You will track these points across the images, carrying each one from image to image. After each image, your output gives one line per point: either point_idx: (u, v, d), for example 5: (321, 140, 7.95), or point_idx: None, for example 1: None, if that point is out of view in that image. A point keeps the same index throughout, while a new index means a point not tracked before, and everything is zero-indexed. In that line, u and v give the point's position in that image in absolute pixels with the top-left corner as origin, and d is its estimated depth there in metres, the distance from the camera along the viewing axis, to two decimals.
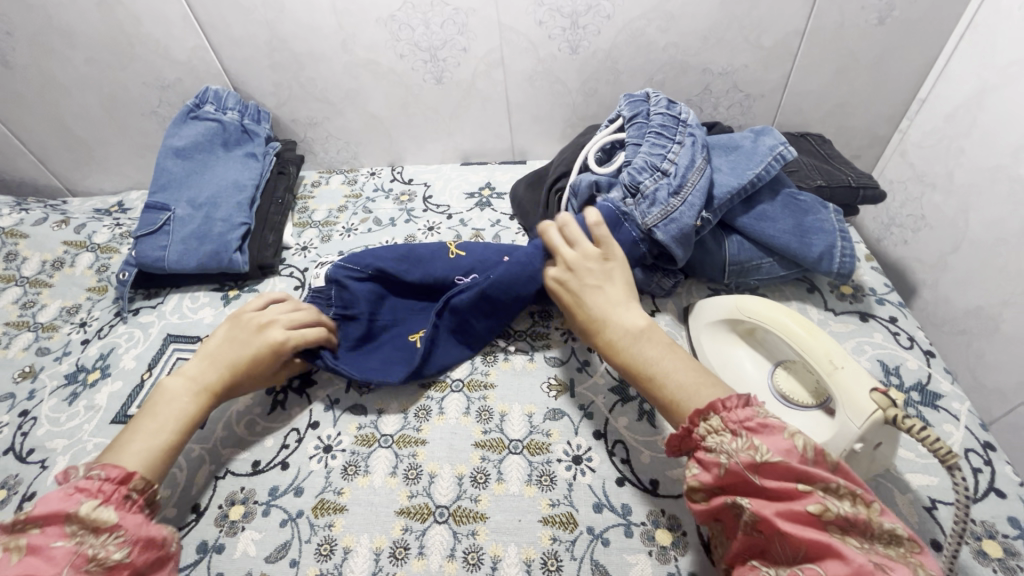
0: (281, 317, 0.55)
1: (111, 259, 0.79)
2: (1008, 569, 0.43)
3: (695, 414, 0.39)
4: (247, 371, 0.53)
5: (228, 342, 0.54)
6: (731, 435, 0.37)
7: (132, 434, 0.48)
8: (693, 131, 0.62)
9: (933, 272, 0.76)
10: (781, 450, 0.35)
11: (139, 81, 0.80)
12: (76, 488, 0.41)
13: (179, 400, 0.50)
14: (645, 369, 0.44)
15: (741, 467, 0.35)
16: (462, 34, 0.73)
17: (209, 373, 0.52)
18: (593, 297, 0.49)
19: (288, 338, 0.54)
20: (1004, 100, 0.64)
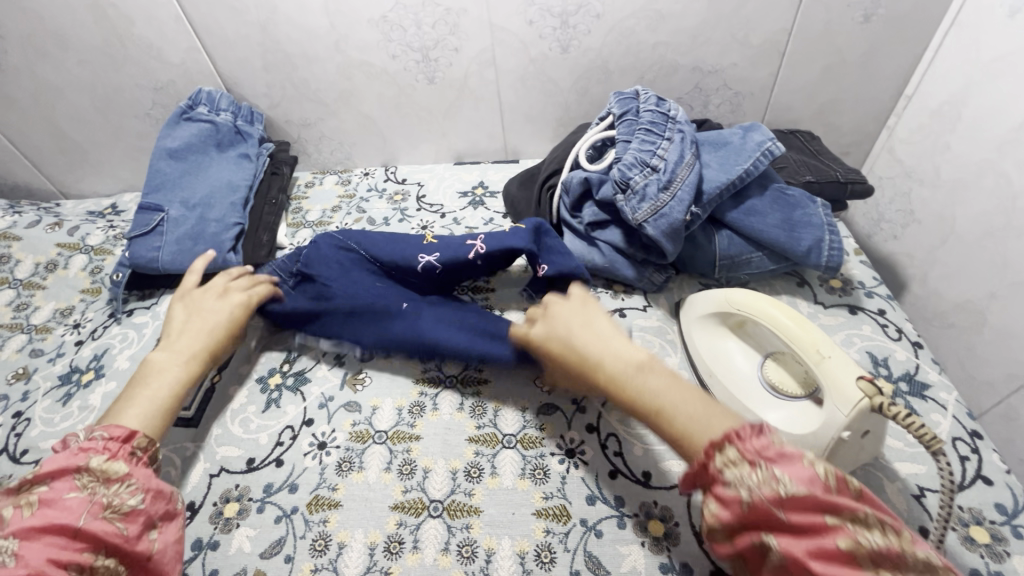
0: (233, 284, 0.62)
1: (105, 261, 0.79)
2: (996, 554, 0.44)
3: (711, 448, 0.35)
4: (228, 329, 0.57)
5: (193, 313, 0.58)
6: (749, 467, 0.32)
7: (128, 402, 0.48)
8: (682, 128, 0.63)
9: (922, 266, 0.77)
10: (805, 480, 0.31)
11: (132, 83, 0.80)
12: (81, 446, 0.42)
13: (171, 366, 0.52)
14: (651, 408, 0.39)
15: (765, 503, 0.31)
16: (453, 34, 0.73)
17: (191, 339, 0.55)
18: (582, 338, 0.45)
19: (250, 296, 0.61)
20: (988, 95, 0.65)
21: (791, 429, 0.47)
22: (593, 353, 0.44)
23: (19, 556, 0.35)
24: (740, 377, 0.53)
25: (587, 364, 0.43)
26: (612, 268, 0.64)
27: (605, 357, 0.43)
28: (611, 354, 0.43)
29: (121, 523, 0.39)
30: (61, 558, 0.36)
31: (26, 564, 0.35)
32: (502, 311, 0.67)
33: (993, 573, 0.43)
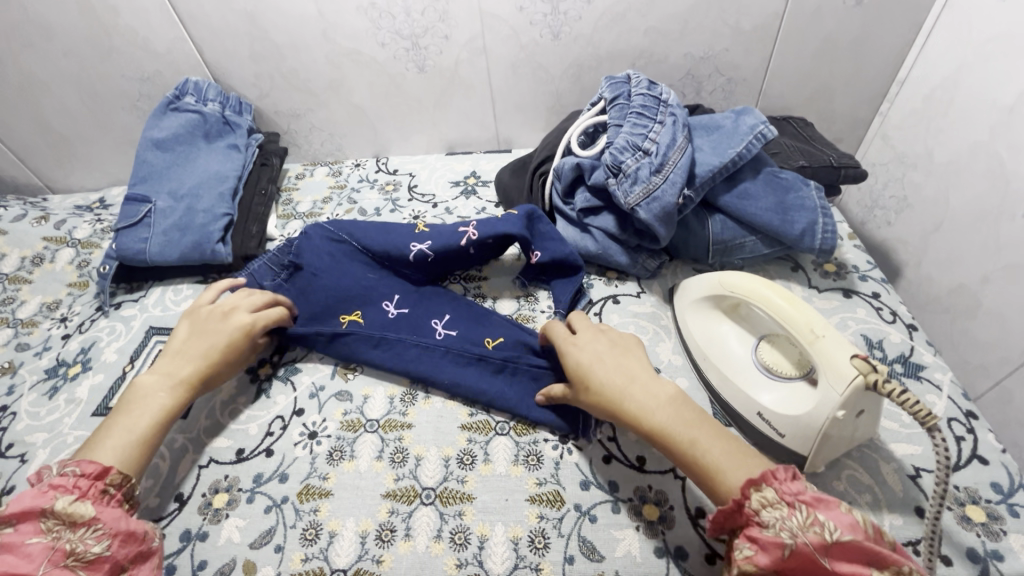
0: (241, 303, 0.58)
1: (92, 255, 0.78)
2: (992, 533, 0.43)
3: (746, 485, 0.37)
4: (224, 357, 0.54)
5: (194, 335, 0.55)
6: (788, 509, 0.35)
7: (108, 430, 0.48)
8: (674, 111, 0.62)
9: (917, 251, 0.77)
10: (847, 526, 0.33)
11: (118, 74, 0.79)
12: (50, 485, 0.42)
13: (155, 395, 0.50)
14: (682, 446, 0.41)
15: (810, 549, 0.33)
16: (443, 22, 0.72)
17: (184, 367, 0.52)
18: (606, 367, 0.47)
19: (255, 320, 0.56)
20: (981, 77, 0.65)
21: (786, 410, 0.47)
22: (617, 385, 0.45)
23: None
24: (735, 359, 0.53)
25: (618, 396, 0.45)
26: (605, 254, 0.64)
27: (632, 390, 0.45)
28: (639, 387, 0.45)
29: (82, 572, 0.40)
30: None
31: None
32: (495, 299, 0.66)
33: (990, 551, 0.43)
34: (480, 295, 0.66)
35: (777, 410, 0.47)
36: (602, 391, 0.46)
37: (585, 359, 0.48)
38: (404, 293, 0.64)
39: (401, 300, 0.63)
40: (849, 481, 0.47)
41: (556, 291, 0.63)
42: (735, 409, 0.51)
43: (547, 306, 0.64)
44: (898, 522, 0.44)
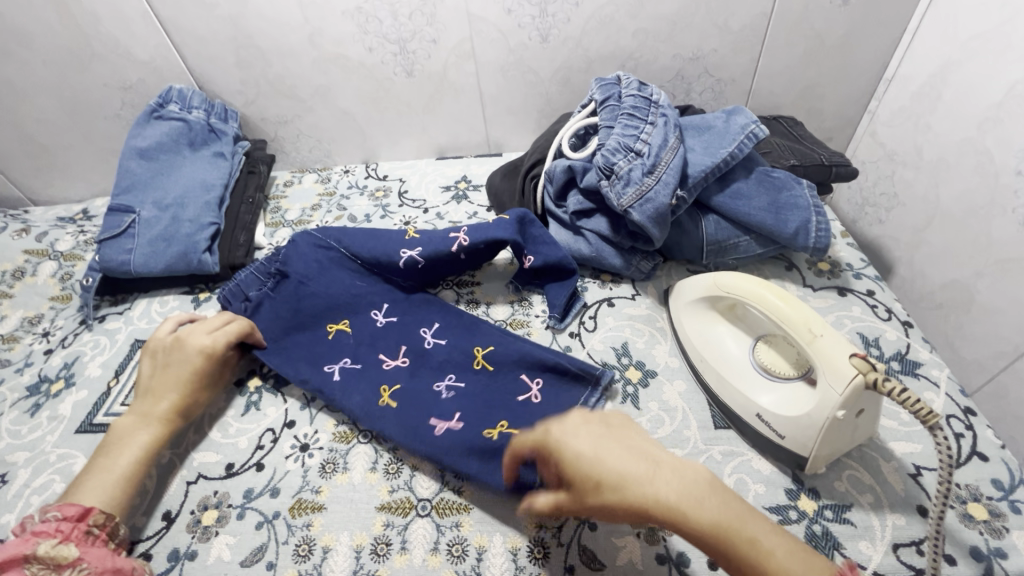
0: (198, 328, 0.57)
1: (75, 267, 0.76)
2: (994, 530, 0.43)
3: None
4: (194, 384, 0.54)
5: (159, 369, 0.55)
6: None
7: (91, 474, 0.48)
8: (665, 112, 0.62)
9: (908, 249, 0.77)
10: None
11: (100, 83, 0.78)
12: (32, 532, 0.42)
13: (132, 434, 0.50)
14: (741, 548, 0.34)
15: None
16: (430, 26, 0.72)
17: (155, 403, 0.52)
18: (619, 455, 0.38)
19: (215, 341, 0.56)
20: (967, 73, 0.65)
21: (786, 410, 0.46)
22: (643, 477, 0.37)
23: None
24: (731, 360, 0.52)
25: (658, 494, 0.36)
26: (599, 257, 0.64)
27: (662, 480, 0.36)
28: (670, 474, 0.37)
29: None
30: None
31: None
32: (488, 305, 0.65)
33: (993, 549, 0.42)
34: (473, 301, 0.65)
35: (776, 411, 0.47)
36: (633, 487, 0.36)
37: (595, 451, 0.38)
38: (394, 301, 0.63)
39: (390, 309, 0.62)
40: (850, 481, 0.46)
41: (550, 295, 0.62)
42: (733, 410, 0.51)
43: (542, 311, 0.63)
44: (901, 521, 0.44)
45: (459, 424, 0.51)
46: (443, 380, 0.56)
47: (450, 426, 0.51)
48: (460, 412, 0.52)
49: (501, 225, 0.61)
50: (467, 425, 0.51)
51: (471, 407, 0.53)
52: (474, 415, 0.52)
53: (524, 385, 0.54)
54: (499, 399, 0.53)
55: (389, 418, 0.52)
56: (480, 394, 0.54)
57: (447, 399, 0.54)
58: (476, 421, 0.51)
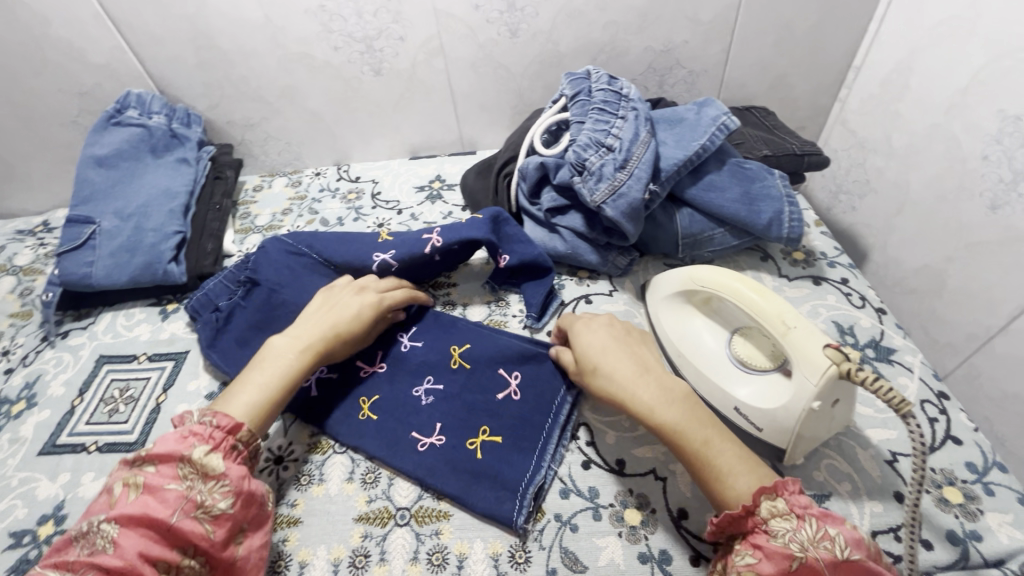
0: (371, 282, 0.57)
1: (36, 282, 0.74)
2: (969, 513, 0.44)
3: (758, 492, 0.37)
4: (357, 329, 0.53)
5: (326, 304, 0.54)
6: (799, 522, 0.35)
7: (243, 385, 0.48)
8: (636, 105, 0.61)
9: (881, 235, 0.77)
10: (852, 544, 0.34)
11: (55, 88, 0.75)
12: (189, 432, 0.42)
13: (285, 357, 0.49)
14: (695, 446, 0.41)
15: (819, 563, 0.34)
16: (397, 23, 0.70)
17: (312, 334, 0.51)
18: (622, 356, 0.47)
19: (382, 299, 0.56)
20: (932, 59, 0.66)
21: (762, 404, 0.46)
22: (629, 375, 0.45)
23: (118, 544, 0.36)
24: (709, 354, 0.52)
25: (628, 391, 0.44)
26: (575, 254, 0.63)
27: (645, 384, 0.44)
28: (653, 382, 0.44)
29: (209, 526, 0.39)
30: (152, 554, 0.37)
31: (122, 556, 0.36)
32: (465, 306, 0.64)
33: (969, 532, 0.43)
34: (450, 303, 0.64)
35: (753, 405, 0.47)
36: (615, 383, 0.45)
37: (602, 346, 0.47)
38: None
39: None
40: (829, 470, 0.46)
41: (526, 294, 0.62)
42: (713, 405, 0.50)
43: (519, 311, 0.63)
44: (878, 509, 0.44)
45: (441, 440, 0.51)
46: (423, 385, 0.55)
47: (432, 442, 0.51)
48: (441, 424, 0.52)
49: (473, 225, 0.60)
50: (450, 440, 0.51)
51: (451, 415, 0.52)
52: (454, 426, 0.51)
53: (503, 381, 0.54)
54: (479, 401, 0.53)
55: (371, 433, 0.52)
56: (459, 397, 0.53)
57: (427, 407, 0.53)
58: (457, 433, 0.51)
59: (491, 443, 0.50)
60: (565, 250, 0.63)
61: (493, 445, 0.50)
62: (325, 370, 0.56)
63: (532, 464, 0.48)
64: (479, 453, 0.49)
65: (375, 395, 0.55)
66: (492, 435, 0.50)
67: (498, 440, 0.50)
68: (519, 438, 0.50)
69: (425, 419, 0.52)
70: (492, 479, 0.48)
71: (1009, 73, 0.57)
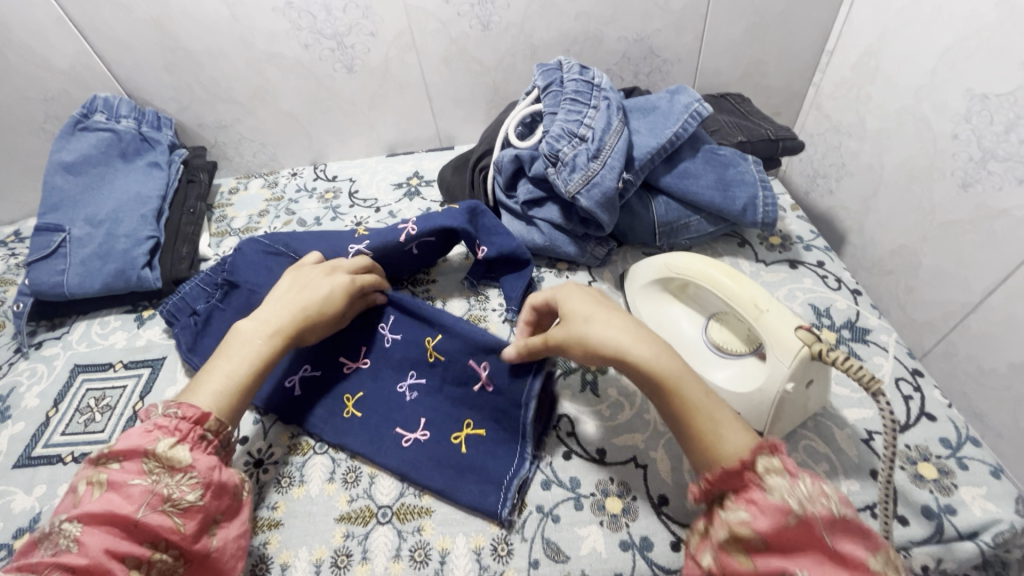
0: (341, 263, 0.56)
1: (8, 293, 0.73)
2: (944, 488, 0.44)
3: (757, 448, 0.35)
4: (326, 311, 0.52)
5: (296, 286, 0.53)
6: (795, 479, 0.33)
7: (209, 374, 0.47)
8: (608, 95, 0.61)
9: (858, 218, 0.78)
10: (845, 505, 0.33)
11: (19, 95, 0.74)
12: (154, 426, 0.41)
13: (252, 343, 0.48)
14: (695, 400, 0.39)
15: (817, 519, 0.31)
16: (366, 18, 0.70)
17: (283, 316, 0.50)
18: (619, 316, 0.45)
19: (355, 279, 0.54)
20: (902, 40, 0.66)
21: (739, 388, 0.46)
22: (623, 328, 0.43)
23: (82, 543, 0.36)
24: (687, 341, 0.52)
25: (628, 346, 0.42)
26: (552, 245, 0.63)
27: (643, 340, 0.42)
28: (651, 338, 0.42)
29: (178, 518, 0.38)
30: (119, 550, 0.36)
31: (87, 554, 0.35)
32: (444, 301, 0.64)
33: (943, 506, 0.43)
34: (430, 299, 0.64)
35: (730, 388, 0.47)
36: (612, 338, 0.42)
37: (598, 305, 0.45)
38: None
39: None
40: (807, 451, 0.47)
41: (506, 288, 0.61)
42: None
43: (499, 305, 0.62)
44: (856, 487, 0.45)
45: (425, 435, 0.50)
46: (406, 380, 0.54)
47: (416, 437, 0.50)
48: (426, 419, 0.51)
49: (420, 219, 0.61)
50: (434, 435, 0.50)
51: (435, 410, 0.52)
52: (439, 422, 0.51)
53: (475, 372, 0.52)
54: (460, 394, 0.52)
55: (356, 430, 0.52)
56: (442, 391, 0.53)
57: (411, 402, 0.53)
58: (441, 428, 0.51)
59: (475, 436, 0.50)
60: (543, 240, 0.63)
61: (477, 439, 0.50)
62: (309, 369, 0.56)
63: (517, 454, 0.49)
64: (464, 447, 0.49)
65: (359, 392, 0.54)
66: (477, 429, 0.50)
67: (482, 434, 0.50)
68: (502, 430, 0.50)
69: (409, 414, 0.52)
70: (477, 473, 0.47)
71: (976, 53, 0.58)
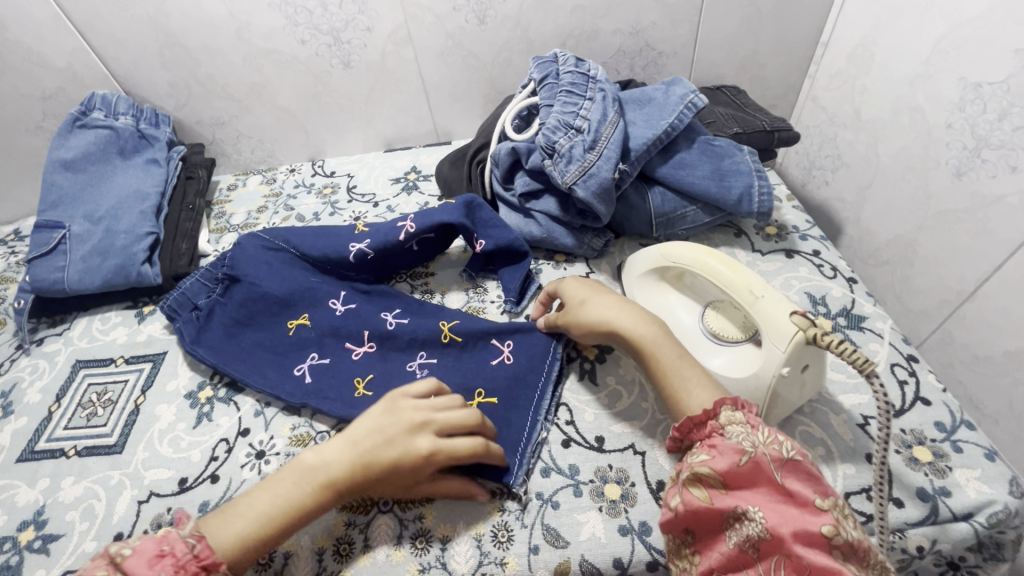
0: (438, 417, 0.44)
1: (8, 290, 0.73)
2: (938, 471, 0.45)
3: (718, 403, 0.39)
4: (382, 476, 0.43)
5: (378, 431, 0.44)
6: (753, 428, 0.37)
7: (251, 496, 0.42)
8: (604, 87, 0.62)
9: (855, 209, 0.78)
10: (798, 451, 0.36)
11: (17, 93, 0.74)
12: (167, 551, 0.37)
13: (300, 486, 0.42)
14: (668, 361, 0.44)
15: (767, 461, 0.35)
16: (362, 13, 0.70)
17: (341, 463, 0.43)
18: (609, 296, 0.50)
19: (435, 454, 0.43)
20: (894, 32, 0.67)
21: (734, 374, 0.47)
22: (614, 306, 0.49)
23: None
24: (684, 329, 0.53)
25: (616, 323, 0.47)
26: (550, 237, 0.63)
27: (628, 313, 0.48)
28: (634, 311, 0.48)
29: None
30: None
31: None
32: (443, 294, 0.64)
33: (938, 488, 0.44)
34: (428, 291, 0.64)
35: (726, 374, 0.48)
36: (601, 317, 0.48)
37: (591, 288, 0.51)
38: (352, 292, 0.61)
39: (349, 296, 0.61)
40: (803, 436, 0.47)
41: (504, 279, 0.62)
42: None
43: (497, 296, 0.63)
44: (851, 471, 0.45)
45: None
46: (415, 360, 0.56)
47: None
48: None
49: (413, 221, 0.61)
50: None
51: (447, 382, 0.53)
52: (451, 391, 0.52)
53: (496, 350, 0.55)
54: (473, 368, 0.54)
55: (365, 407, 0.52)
56: (454, 367, 0.54)
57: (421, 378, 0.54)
58: None
59: (488, 404, 0.51)
60: (540, 231, 0.63)
61: (489, 406, 0.51)
62: (317, 356, 0.57)
63: (529, 419, 0.51)
64: None
65: (369, 373, 0.55)
66: (488, 397, 0.52)
67: (494, 401, 0.51)
68: (514, 398, 0.52)
69: None
70: None
71: (968, 42, 0.58)
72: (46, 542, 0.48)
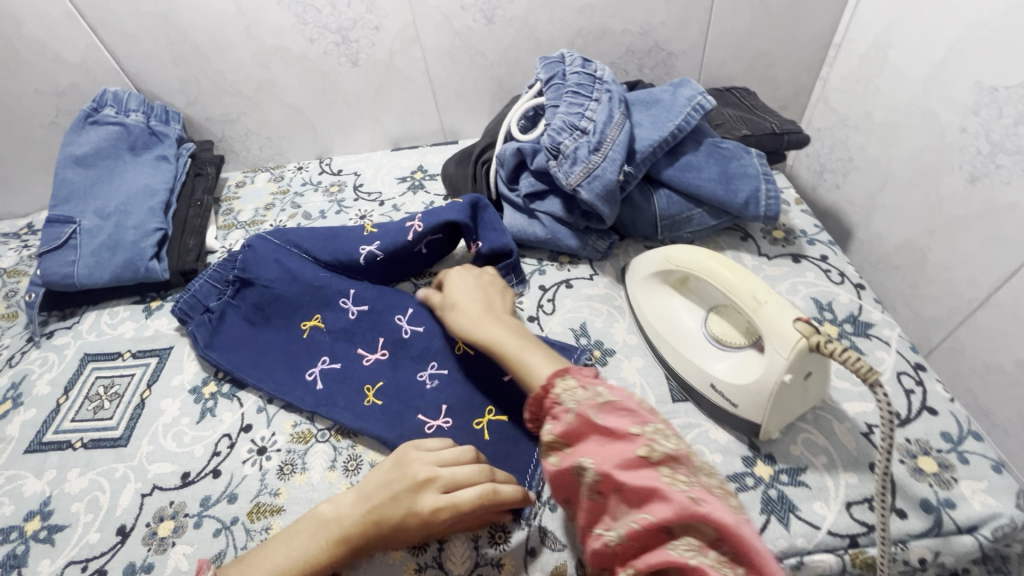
0: (443, 472, 0.42)
1: (20, 284, 0.75)
2: (943, 482, 0.44)
3: (552, 379, 0.41)
4: (392, 534, 0.42)
5: (386, 487, 0.43)
6: (578, 387, 0.39)
7: (266, 551, 0.42)
8: (610, 87, 0.61)
9: (865, 213, 0.77)
10: (617, 395, 0.39)
11: (32, 89, 0.75)
12: None
13: (312, 542, 0.42)
14: (511, 355, 0.46)
15: (586, 411, 0.38)
16: (371, 12, 0.70)
17: (352, 517, 0.42)
18: (472, 295, 0.54)
19: (439, 515, 0.40)
20: (909, 33, 0.66)
21: (736, 380, 0.46)
22: (472, 306, 0.52)
23: None
24: (686, 334, 0.52)
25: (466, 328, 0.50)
26: (554, 239, 0.63)
27: (480, 315, 0.51)
28: (488, 312, 0.51)
29: None
30: None
31: None
32: None
33: (942, 500, 0.43)
34: None
35: (728, 380, 0.47)
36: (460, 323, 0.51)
37: (457, 291, 0.55)
38: (362, 289, 0.61)
39: (359, 296, 0.60)
40: (805, 444, 0.47)
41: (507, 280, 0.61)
42: (690, 383, 0.51)
43: None
44: (854, 480, 0.45)
45: (447, 422, 0.51)
46: (426, 370, 0.55)
47: (439, 424, 0.50)
48: (448, 407, 0.51)
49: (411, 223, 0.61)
50: (456, 421, 0.51)
51: (458, 397, 0.52)
52: (461, 408, 0.51)
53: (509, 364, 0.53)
54: (484, 381, 0.53)
55: (377, 417, 0.52)
56: (465, 379, 0.53)
57: (431, 390, 0.53)
58: (463, 414, 0.51)
59: (498, 422, 0.50)
60: (544, 233, 0.63)
61: (500, 424, 0.50)
62: (328, 361, 0.57)
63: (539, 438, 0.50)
64: (486, 432, 0.50)
65: (379, 381, 0.55)
66: (499, 414, 0.51)
67: (504, 419, 0.51)
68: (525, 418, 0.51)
69: (430, 402, 0.52)
70: (502, 459, 0.48)
71: (985, 44, 0.57)
72: (52, 533, 0.49)
